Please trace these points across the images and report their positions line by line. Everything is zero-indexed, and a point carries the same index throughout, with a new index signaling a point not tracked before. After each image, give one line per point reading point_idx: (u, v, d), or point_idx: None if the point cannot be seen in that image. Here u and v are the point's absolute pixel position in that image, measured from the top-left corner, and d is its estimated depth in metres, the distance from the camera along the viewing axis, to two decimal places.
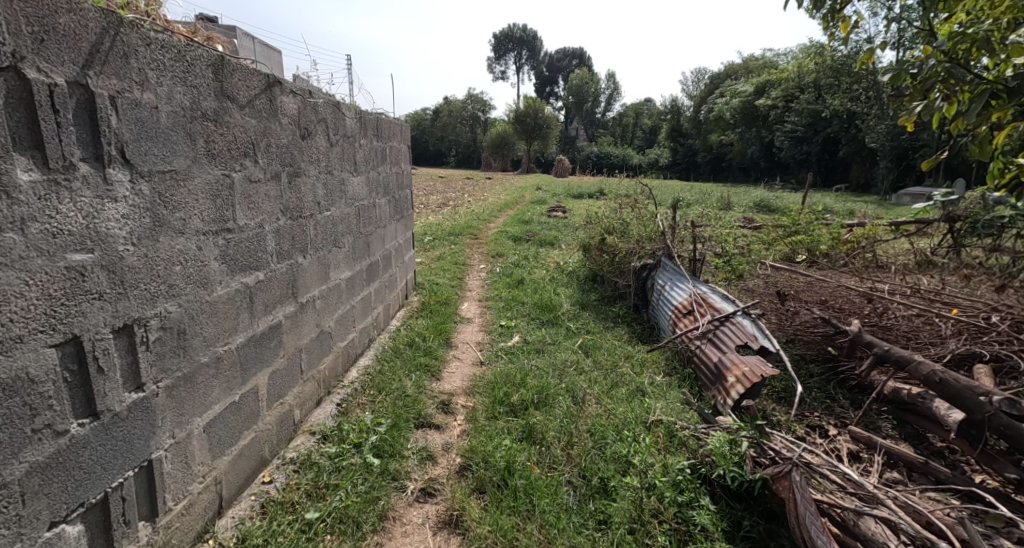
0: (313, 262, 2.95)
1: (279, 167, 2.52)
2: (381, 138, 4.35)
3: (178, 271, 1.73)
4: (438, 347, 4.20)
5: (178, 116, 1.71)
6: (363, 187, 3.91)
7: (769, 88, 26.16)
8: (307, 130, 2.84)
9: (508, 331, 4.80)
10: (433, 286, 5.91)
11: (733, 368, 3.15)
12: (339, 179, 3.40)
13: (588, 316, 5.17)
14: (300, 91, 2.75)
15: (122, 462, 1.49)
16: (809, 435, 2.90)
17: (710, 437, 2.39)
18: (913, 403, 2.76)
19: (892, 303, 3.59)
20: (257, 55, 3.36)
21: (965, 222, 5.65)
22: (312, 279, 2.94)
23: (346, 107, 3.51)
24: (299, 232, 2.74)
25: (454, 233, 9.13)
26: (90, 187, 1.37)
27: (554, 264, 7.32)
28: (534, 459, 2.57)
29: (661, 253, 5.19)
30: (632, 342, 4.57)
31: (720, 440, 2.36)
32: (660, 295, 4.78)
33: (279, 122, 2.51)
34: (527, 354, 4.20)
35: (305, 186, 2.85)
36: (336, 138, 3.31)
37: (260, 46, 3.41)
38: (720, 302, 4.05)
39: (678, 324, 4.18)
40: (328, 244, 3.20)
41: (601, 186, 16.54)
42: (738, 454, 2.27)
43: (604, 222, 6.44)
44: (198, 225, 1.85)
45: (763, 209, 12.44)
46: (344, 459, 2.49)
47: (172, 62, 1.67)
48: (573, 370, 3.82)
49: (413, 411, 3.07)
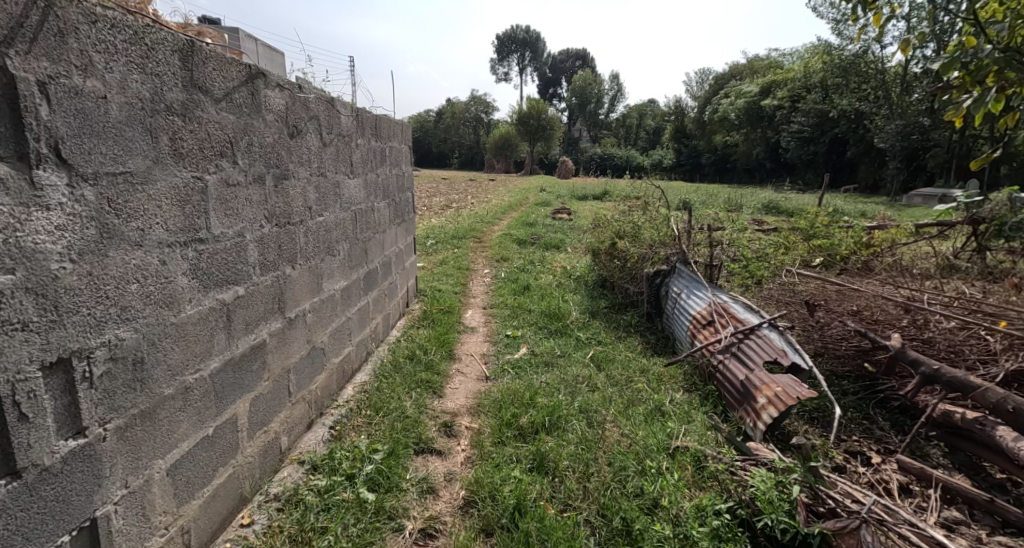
0: (303, 273, 2.71)
1: (263, 169, 2.27)
2: (380, 138, 4.10)
3: (133, 290, 1.47)
4: (440, 361, 3.95)
5: (133, 110, 1.46)
6: (360, 190, 3.66)
7: (775, 88, 25.85)
8: (296, 128, 2.59)
9: (514, 342, 4.55)
10: (436, 293, 5.66)
11: (764, 388, 2.88)
12: (333, 182, 3.15)
13: (598, 325, 4.90)
14: (289, 85, 2.50)
15: (57, 526, 1.25)
16: (850, 464, 2.64)
17: (754, 477, 2.14)
18: (968, 430, 2.54)
19: (932, 315, 3.32)
20: (260, 58, 3.12)
21: (990, 225, 5.40)
22: (303, 291, 2.69)
23: (341, 104, 3.26)
24: (286, 240, 2.50)
25: (457, 236, 8.88)
26: (9, 194, 1.14)
27: (561, 269, 7.06)
28: (547, 495, 2.32)
29: (676, 259, 4.91)
30: (647, 354, 4.31)
31: (765, 482, 2.10)
32: (676, 304, 4.51)
33: (264, 118, 2.26)
34: (535, 368, 3.94)
35: (295, 190, 2.61)
36: (330, 139, 3.07)
37: (263, 47, 3.16)
38: (743, 312, 3.74)
39: (698, 336, 3.91)
40: (321, 251, 2.96)
41: (605, 187, 16.28)
42: (788, 501, 2.02)
43: (614, 225, 6.17)
44: (161, 236, 1.60)
45: (771, 211, 12.26)
46: (334, 494, 2.24)
47: (126, 45, 1.42)
48: (584, 387, 3.56)
49: (413, 434, 2.83)
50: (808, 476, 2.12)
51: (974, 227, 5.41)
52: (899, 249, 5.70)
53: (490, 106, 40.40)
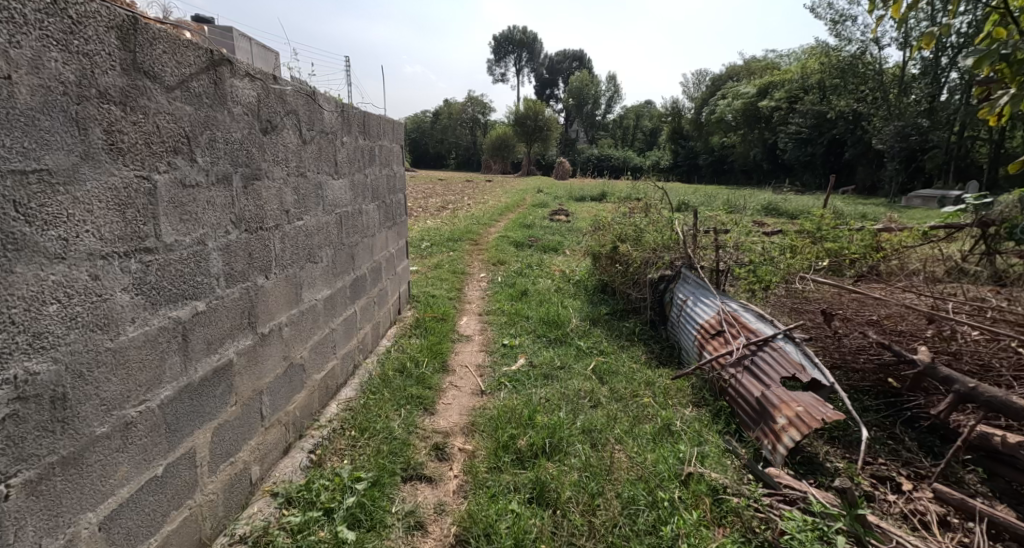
0: (278, 282, 2.45)
1: (229, 168, 2.03)
2: (368, 137, 3.86)
3: (52, 311, 1.25)
4: (432, 374, 3.71)
5: (51, 96, 1.24)
6: (346, 192, 3.41)
7: (773, 88, 25.69)
8: (269, 123, 2.34)
9: (511, 352, 4.31)
10: (430, 299, 5.41)
11: (783, 407, 2.63)
12: (315, 183, 2.90)
13: (600, 334, 4.67)
14: (261, 75, 2.26)
15: None
16: (879, 492, 2.40)
17: (793, 522, 2.03)
18: (1010, 455, 2.32)
19: (960, 326, 3.09)
20: (254, 58, 2.87)
21: (1000, 227, 5.09)
22: (278, 303, 2.44)
23: (324, 99, 3.01)
24: (258, 248, 2.25)
25: (453, 238, 8.61)
26: None
27: (560, 273, 6.82)
28: (548, 533, 2.09)
29: (681, 263, 4.68)
30: (652, 365, 4.07)
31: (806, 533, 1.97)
32: (682, 312, 4.27)
33: (229, 110, 2.01)
34: (534, 381, 3.70)
35: (268, 191, 2.36)
36: (311, 136, 2.82)
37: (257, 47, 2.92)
38: (755, 322, 3.51)
39: (707, 347, 3.68)
40: (301, 259, 2.71)
41: (603, 188, 16.06)
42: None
43: (615, 227, 5.93)
44: (94, 246, 1.36)
45: (771, 212, 12.11)
46: (309, 534, 2.02)
47: (40, 16, 1.20)
48: (587, 403, 3.32)
49: (401, 460, 2.61)
50: (855, 527, 1.99)
51: (988, 230, 5.21)
52: (909, 253, 5.48)
53: (486, 107, 40.15)
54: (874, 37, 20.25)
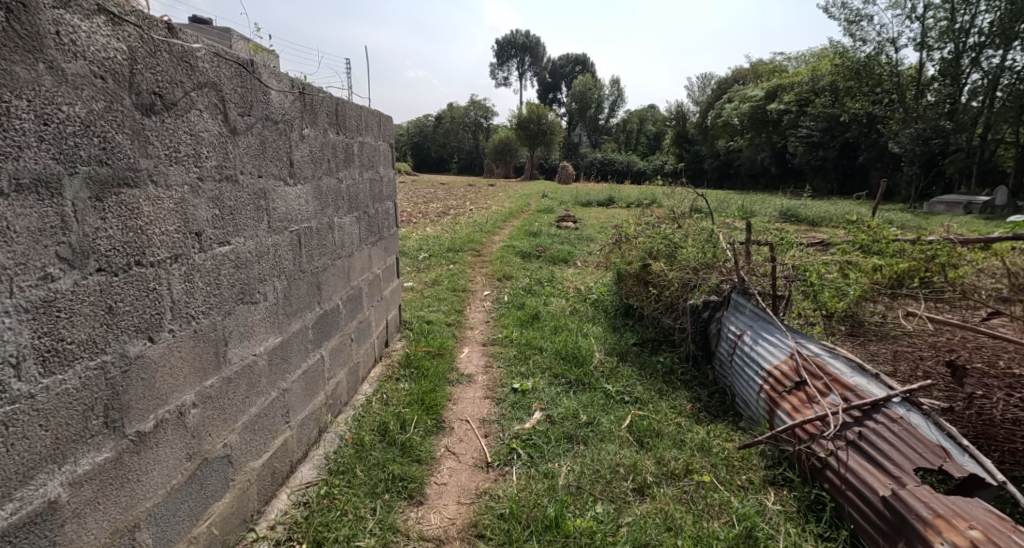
0: (182, 344, 1.60)
1: (60, 168, 1.18)
2: (344, 132, 3.00)
3: None
4: (422, 437, 2.85)
5: None
6: (308, 200, 2.55)
7: (783, 91, 24.79)
8: (161, 100, 1.48)
9: (524, 399, 3.45)
10: (424, 327, 4.54)
11: (939, 526, 1.81)
12: (255, 190, 2.04)
13: (631, 373, 3.80)
14: (136, 17, 1.38)
15: None
16: None
17: None
18: None
19: None
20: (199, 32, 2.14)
21: None
22: (179, 376, 1.59)
23: (268, 73, 2.14)
24: (135, 298, 1.40)
25: (453, 249, 7.74)
26: None
27: (574, 290, 5.94)
28: None
29: (730, 286, 3.78)
30: (704, 422, 3.20)
31: None
32: (738, 351, 3.38)
33: (52, 66, 1.16)
34: (556, 446, 2.84)
35: (162, 209, 1.50)
36: (245, 125, 1.96)
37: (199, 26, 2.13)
38: (849, 374, 2.60)
39: (782, 406, 2.79)
40: (226, 302, 1.84)
41: (609, 193, 15.15)
42: None
43: (644, 240, 5.04)
44: None
45: (792, 219, 11.32)
46: None
47: None
48: (629, 489, 2.47)
49: None
50: None
51: None
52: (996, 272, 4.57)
53: (487, 110, 39.36)
54: (890, 37, 19.39)
